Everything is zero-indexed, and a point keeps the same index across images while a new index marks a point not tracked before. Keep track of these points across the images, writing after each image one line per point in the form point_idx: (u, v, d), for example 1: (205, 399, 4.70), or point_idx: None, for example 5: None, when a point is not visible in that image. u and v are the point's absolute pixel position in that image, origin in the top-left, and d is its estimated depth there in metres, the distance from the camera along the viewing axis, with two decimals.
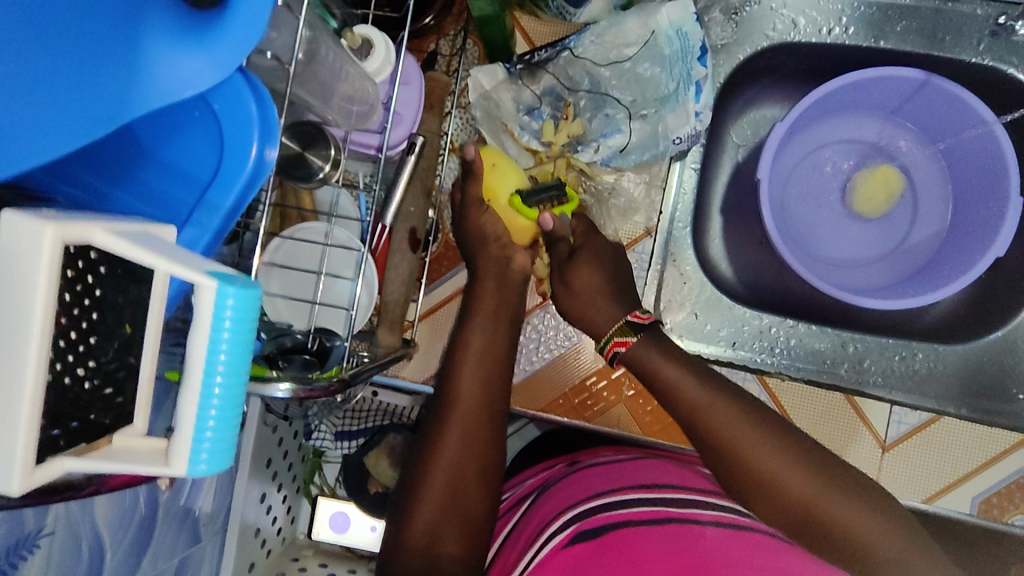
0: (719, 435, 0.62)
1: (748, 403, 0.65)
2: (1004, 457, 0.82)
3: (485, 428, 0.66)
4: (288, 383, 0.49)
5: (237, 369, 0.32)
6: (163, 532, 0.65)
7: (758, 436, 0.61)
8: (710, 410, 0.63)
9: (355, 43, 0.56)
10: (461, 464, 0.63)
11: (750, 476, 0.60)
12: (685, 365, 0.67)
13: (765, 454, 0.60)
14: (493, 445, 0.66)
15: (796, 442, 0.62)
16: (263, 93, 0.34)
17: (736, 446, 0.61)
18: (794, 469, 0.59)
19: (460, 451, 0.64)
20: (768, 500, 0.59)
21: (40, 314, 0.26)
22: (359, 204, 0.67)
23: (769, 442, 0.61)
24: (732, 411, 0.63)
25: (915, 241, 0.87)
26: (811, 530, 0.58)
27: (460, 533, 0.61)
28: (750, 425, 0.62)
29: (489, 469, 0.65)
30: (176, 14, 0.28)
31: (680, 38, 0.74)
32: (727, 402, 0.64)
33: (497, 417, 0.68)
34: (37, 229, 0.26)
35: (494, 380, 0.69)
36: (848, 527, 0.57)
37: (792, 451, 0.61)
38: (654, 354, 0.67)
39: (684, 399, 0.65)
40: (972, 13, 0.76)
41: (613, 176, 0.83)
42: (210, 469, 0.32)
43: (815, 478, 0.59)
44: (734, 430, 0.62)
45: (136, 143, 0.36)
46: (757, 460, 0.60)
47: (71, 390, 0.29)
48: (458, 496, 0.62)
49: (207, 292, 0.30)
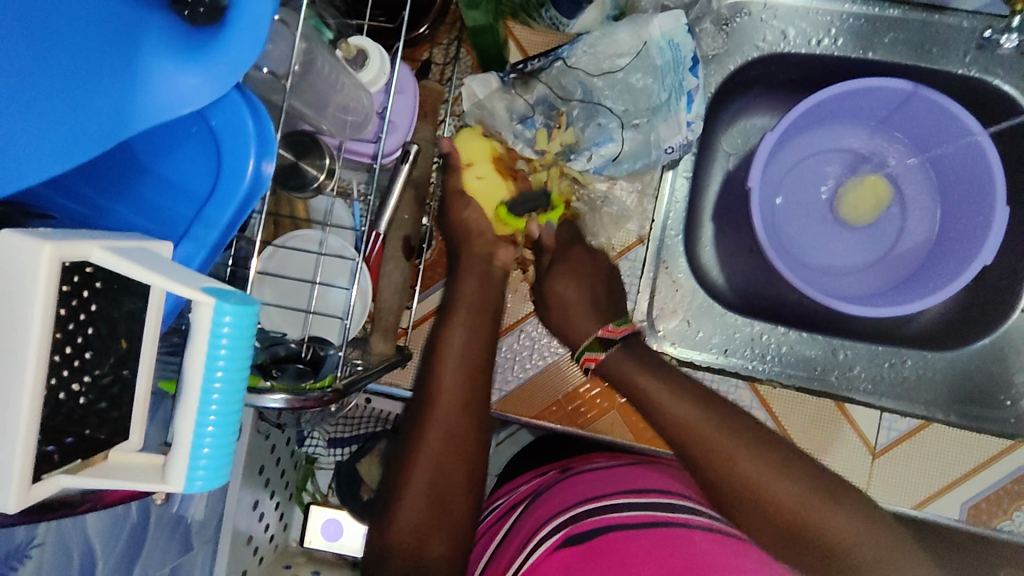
0: (735, 469, 0.61)
1: (752, 429, 0.65)
2: (993, 461, 0.80)
3: (464, 425, 0.67)
4: (282, 394, 0.50)
5: (234, 384, 0.32)
6: (153, 540, 0.65)
7: (754, 460, 0.62)
8: (709, 438, 0.64)
9: (350, 53, 0.56)
10: (441, 465, 0.64)
11: (764, 510, 0.60)
12: (688, 394, 0.67)
13: (768, 476, 0.61)
14: (469, 452, 0.66)
15: (810, 469, 0.62)
16: (260, 109, 0.35)
17: (737, 472, 0.61)
18: (788, 489, 0.60)
19: (441, 445, 0.65)
20: (782, 532, 0.59)
21: (38, 332, 0.26)
22: (353, 213, 0.68)
23: (768, 462, 0.61)
24: (726, 436, 0.64)
25: (902, 249, 0.87)
26: (816, 551, 0.59)
27: (443, 534, 0.63)
28: (745, 450, 0.62)
29: (466, 471, 0.65)
30: (178, 33, 0.29)
31: (671, 48, 0.75)
32: (734, 431, 0.64)
33: (480, 410, 0.68)
34: (35, 247, 0.26)
35: (477, 380, 0.69)
36: (857, 554, 0.57)
37: (808, 477, 0.61)
38: (639, 369, 0.70)
39: (693, 438, 0.64)
40: (958, 26, 0.78)
41: (605, 184, 0.82)
42: (207, 486, 0.32)
43: (833, 503, 0.59)
44: (748, 465, 0.61)
45: (132, 158, 0.36)
46: (772, 492, 0.60)
47: (65, 404, 0.29)
48: (442, 497, 0.64)
49: (206, 308, 0.30)
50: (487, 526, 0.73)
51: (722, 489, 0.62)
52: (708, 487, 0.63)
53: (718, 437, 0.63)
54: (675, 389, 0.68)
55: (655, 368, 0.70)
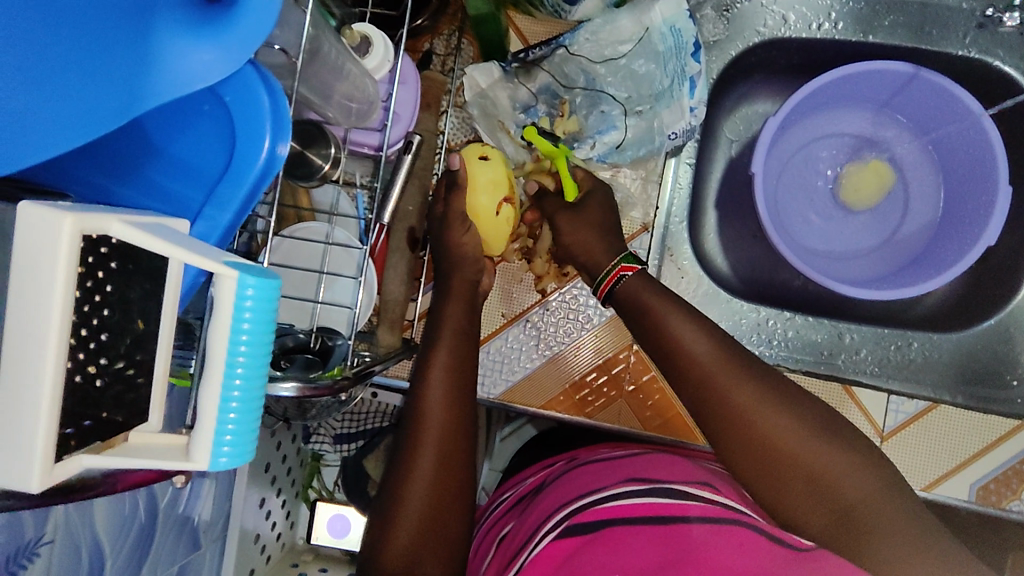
0: (758, 422, 0.59)
1: (792, 399, 0.61)
2: (1001, 443, 0.81)
3: (456, 440, 0.65)
4: (292, 382, 0.49)
5: (257, 359, 0.32)
6: (161, 540, 0.64)
7: (769, 403, 0.60)
8: (720, 374, 0.62)
9: (353, 40, 0.56)
10: (437, 484, 0.62)
11: (779, 459, 0.57)
12: (726, 354, 0.63)
13: (787, 429, 0.59)
14: (462, 452, 0.65)
15: (842, 441, 0.59)
16: (274, 86, 0.34)
17: (752, 415, 0.59)
18: (802, 437, 0.58)
19: (434, 465, 0.63)
20: (800, 484, 0.57)
21: (58, 311, 0.26)
22: (357, 205, 0.69)
23: (780, 409, 0.60)
24: (746, 379, 0.62)
25: (906, 232, 0.87)
26: (832, 510, 0.56)
27: (438, 546, 0.61)
28: (763, 393, 0.61)
29: (462, 475, 0.64)
30: (192, 12, 0.28)
31: (673, 34, 0.75)
32: (760, 387, 0.61)
33: (461, 401, 0.67)
34: (54, 222, 0.26)
35: (463, 379, 0.69)
36: (883, 532, 0.54)
37: (844, 450, 0.58)
38: (648, 287, 0.70)
39: (727, 399, 0.60)
40: (957, 7, 0.78)
41: (608, 172, 0.82)
42: (231, 463, 0.32)
43: (866, 475, 0.57)
44: (784, 434, 0.58)
45: (146, 139, 0.36)
46: (812, 460, 0.57)
47: (83, 387, 0.29)
48: (438, 506, 0.62)
49: (228, 281, 0.31)
50: (495, 520, 0.73)
51: (749, 455, 0.58)
52: (730, 444, 0.60)
53: (740, 379, 0.62)
54: (702, 341, 0.64)
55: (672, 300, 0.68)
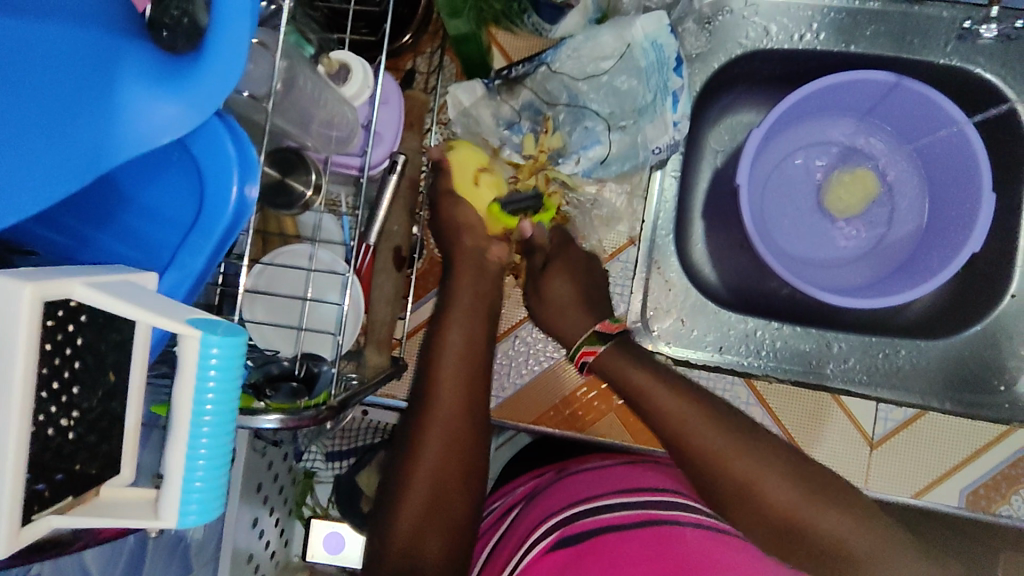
0: (735, 474, 0.62)
1: (767, 442, 0.64)
2: (990, 447, 0.82)
3: (464, 437, 0.68)
4: (276, 414, 0.49)
5: (225, 415, 0.32)
6: (151, 566, 0.64)
7: (746, 454, 0.63)
8: (697, 429, 0.65)
9: (332, 67, 0.56)
10: (437, 475, 0.65)
11: (758, 506, 0.61)
12: (703, 414, 0.66)
13: (764, 479, 0.61)
14: (471, 446, 0.68)
15: (828, 487, 0.62)
16: (242, 134, 0.34)
17: (728, 469, 0.62)
18: (779, 484, 0.61)
19: (439, 455, 0.66)
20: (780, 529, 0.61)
21: (23, 373, 0.26)
22: (342, 226, 0.67)
23: (756, 458, 0.63)
24: (723, 431, 0.64)
25: (892, 239, 0.88)
26: (811, 549, 0.60)
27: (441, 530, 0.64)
28: (736, 442, 0.64)
29: (470, 471, 0.67)
30: (155, 62, 0.29)
31: (655, 49, 0.75)
32: (736, 438, 0.64)
33: (473, 399, 0.70)
34: (16, 289, 0.26)
35: (474, 382, 0.71)
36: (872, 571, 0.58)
37: (830, 497, 0.61)
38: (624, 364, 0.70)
39: (704, 452, 0.64)
40: (938, 16, 0.78)
41: (594, 187, 0.83)
42: (200, 520, 0.32)
43: (849, 519, 0.60)
44: (772, 486, 0.61)
45: (117, 190, 0.36)
46: (788, 501, 0.60)
47: (54, 441, 0.29)
48: (440, 495, 0.65)
49: (192, 342, 0.30)
50: (482, 531, 0.73)
51: (732, 502, 0.62)
52: (714, 495, 0.63)
53: (715, 432, 0.64)
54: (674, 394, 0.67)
55: (640, 356, 0.70)
